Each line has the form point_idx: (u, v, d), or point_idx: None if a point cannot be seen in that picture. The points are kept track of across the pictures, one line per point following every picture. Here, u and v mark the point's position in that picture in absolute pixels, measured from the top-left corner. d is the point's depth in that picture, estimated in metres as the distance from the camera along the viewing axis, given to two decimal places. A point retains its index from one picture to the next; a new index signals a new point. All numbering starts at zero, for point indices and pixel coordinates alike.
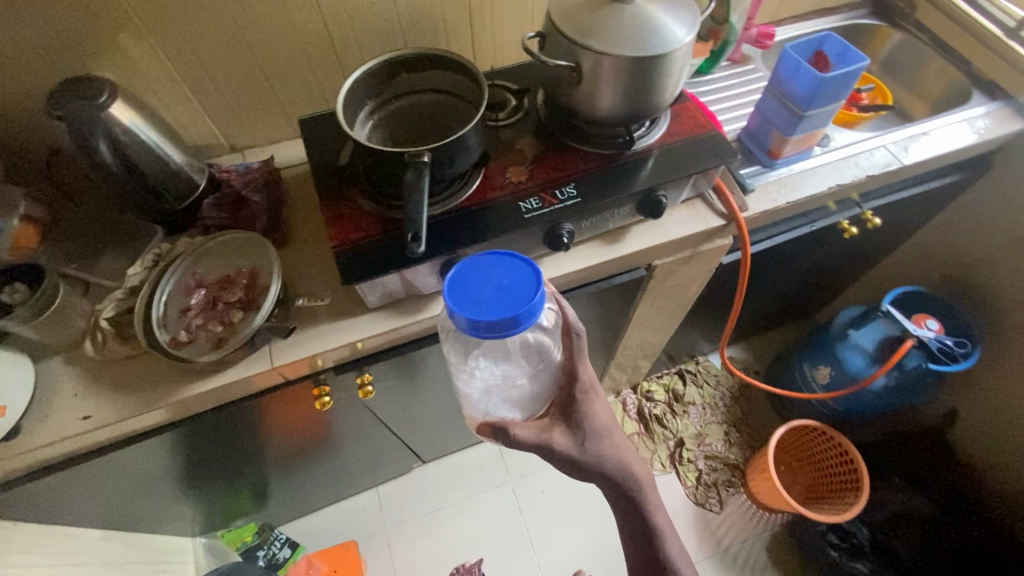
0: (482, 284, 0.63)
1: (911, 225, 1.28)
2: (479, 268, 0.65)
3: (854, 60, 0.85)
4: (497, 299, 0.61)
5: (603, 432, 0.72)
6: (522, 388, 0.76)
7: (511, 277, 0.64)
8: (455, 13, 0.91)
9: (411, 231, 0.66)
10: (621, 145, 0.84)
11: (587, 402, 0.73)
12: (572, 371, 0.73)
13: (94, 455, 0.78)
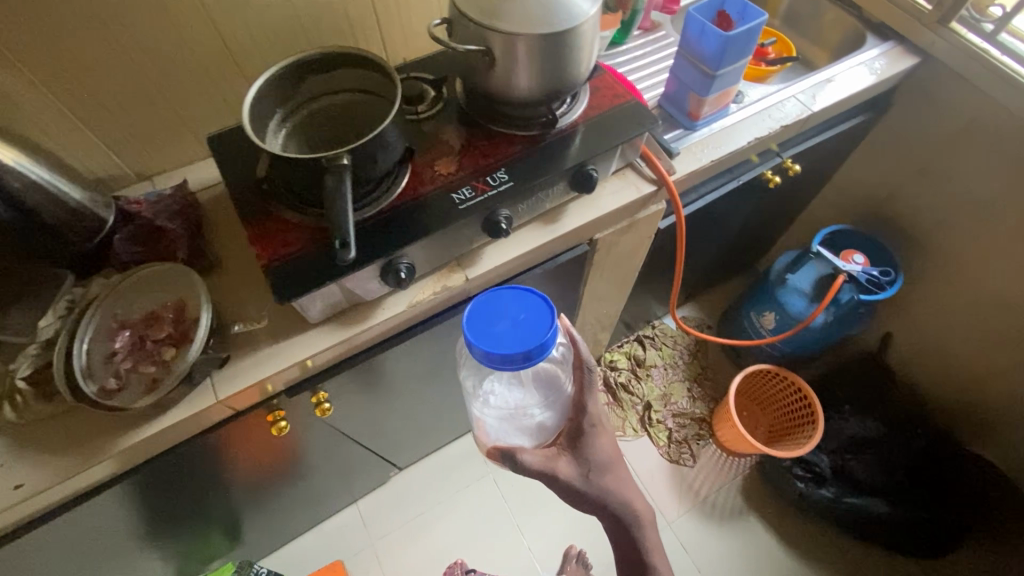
0: (501, 319, 0.76)
1: (829, 168, 1.36)
2: (497, 302, 0.77)
3: (754, 16, 0.88)
4: (511, 334, 0.74)
5: (604, 464, 0.84)
6: (536, 413, 0.90)
7: (527, 312, 0.76)
8: (359, 7, 0.87)
9: (338, 238, 0.63)
10: (545, 125, 0.84)
11: (592, 435, 0.85)
12: (581, 404, 0.85)
13: (36, 525, 0.72)
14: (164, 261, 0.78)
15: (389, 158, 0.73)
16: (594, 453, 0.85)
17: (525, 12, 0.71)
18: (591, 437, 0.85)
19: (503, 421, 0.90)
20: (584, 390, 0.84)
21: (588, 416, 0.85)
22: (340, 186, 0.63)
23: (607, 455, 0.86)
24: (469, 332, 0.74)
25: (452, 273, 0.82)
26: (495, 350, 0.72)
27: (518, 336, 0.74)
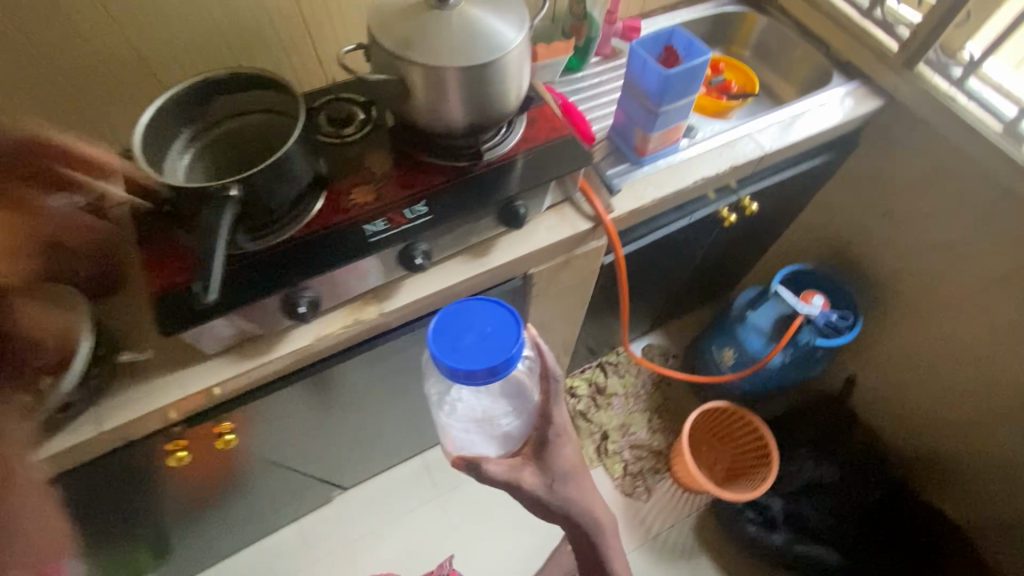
0: (468, 331, 0.74)
1: (794, 205, 1.32)
2: (464, 314, 0.76)
3: (699, 53, 0.85)
4: (477, 348, 0.72)
5: (568, 473, 0.85)
6: (501, 424, 0.85)
7: (493, 326, 0.75)
8: (290, 24, 0.84)
9: (201, 281, 0.59)
10: (473, 156, 0.81)
11: (559, 446, 0.84)
12: (547, 413, 0.84)
13: None
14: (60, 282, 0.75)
15: (295, 186, 0.70)
16: (562, 462, 0.85)
17: (442, 44, 0.68)
18: (557, 449, 0.85)
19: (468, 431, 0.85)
20: (551, 402, 0.82)
21: (556, 429, 0.84)
22: (219, 214, 0.59)
23: (572, 463, 0.86)
24: (434, 346, 0.72)
25: (366, 306, 0.78)
26: (459, 365, 0.71)
27: (483, 350, 0.72)
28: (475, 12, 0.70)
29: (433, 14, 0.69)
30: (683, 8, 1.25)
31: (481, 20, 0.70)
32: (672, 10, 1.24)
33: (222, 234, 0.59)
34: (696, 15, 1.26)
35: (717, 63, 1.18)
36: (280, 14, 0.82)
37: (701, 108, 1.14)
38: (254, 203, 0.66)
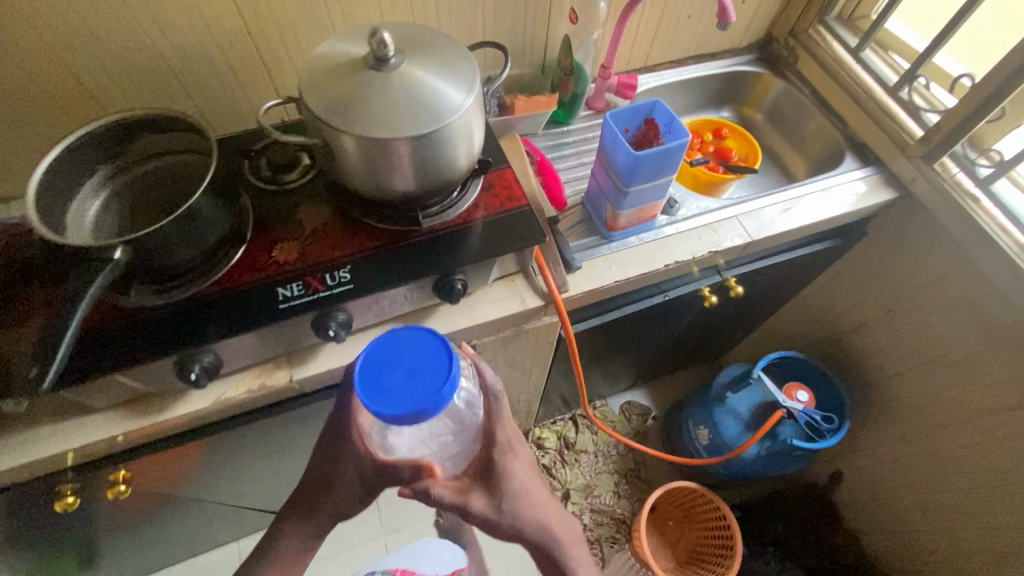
0: (402, 368, 0.58)
1: (792, 285, 1.22)
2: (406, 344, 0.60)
3: (678, 133, 0.77)
4: (405, 389, 0.56)
5: (525, 493, 0.65)
6: (446, 446, 0.66)
7: (426, 361, 0.58)
8: (244, 58, 0.79)
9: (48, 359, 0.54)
10: (412, 220, 0.75)
11: (505, 458, 0.65)
12: (491, 429, 0.66)
13: None
14: None
15: (202, 242, 0.65)
16: (510, 476, 0.64)
17: (373, 105, 0.61)
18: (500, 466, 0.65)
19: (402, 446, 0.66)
20: (483, 408, 0.67)
21: (493, 439, 0.66)
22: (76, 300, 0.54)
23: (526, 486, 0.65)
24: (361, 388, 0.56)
25: (277, 370, 0.73)
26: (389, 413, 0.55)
27: (411, 391, 0.56)
28: (416, 76, 0.63)
29: (367, 74, 0.62)
30: (692, 64, 1.16)
31: (422, 85, 0.63)
32: (679, 65, 1.15)
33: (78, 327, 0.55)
34: (705, 71, 1.17)
35: (719, 129, 1.10)
36: (232, 48, 0.77)
37: (692, 182, 1.03)
38: (147, 262, 0.61)
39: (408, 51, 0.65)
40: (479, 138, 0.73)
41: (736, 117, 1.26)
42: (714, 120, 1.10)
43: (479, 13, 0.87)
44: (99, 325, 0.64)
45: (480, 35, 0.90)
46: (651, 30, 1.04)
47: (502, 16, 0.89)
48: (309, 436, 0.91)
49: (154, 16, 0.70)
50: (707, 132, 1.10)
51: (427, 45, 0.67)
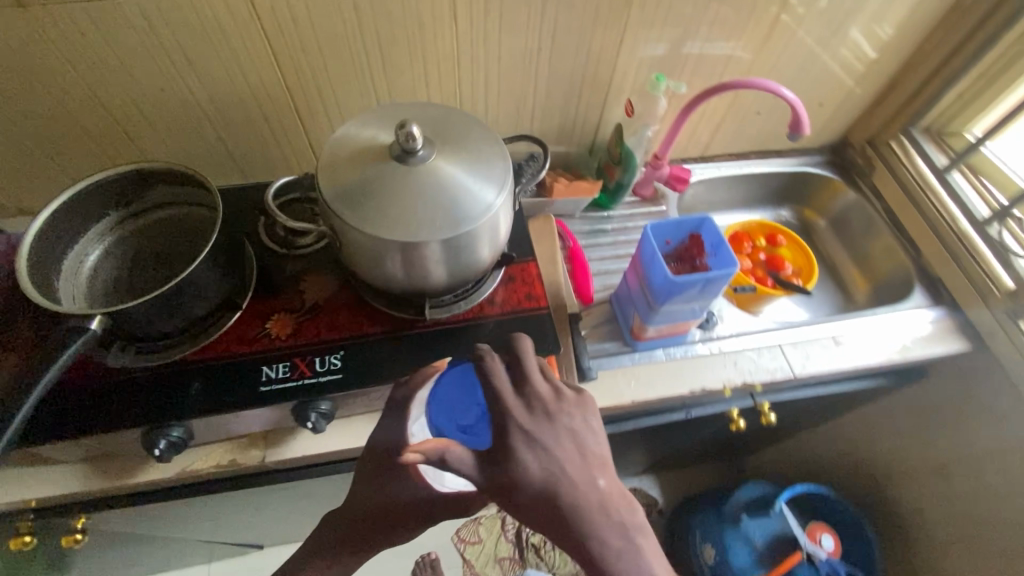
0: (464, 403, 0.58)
1: (834, 412, 1.09)
2: (457, 384, 0.59)
3: (725, 260, 0.69)
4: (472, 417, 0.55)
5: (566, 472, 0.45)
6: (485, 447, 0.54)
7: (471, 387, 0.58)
8: (281, 110, 0.76)
9: None
10: (419, 308, 0.69)
11: (598, 527, 0.43)
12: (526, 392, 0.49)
13: None
14: None
15: (191, 311, 0.61)
16: (607, 556, 0.42)
17: (389, 201, 0.56)
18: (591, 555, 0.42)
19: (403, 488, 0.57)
20: (527, 450, 0.45)
21: (562, 503, 0.44)
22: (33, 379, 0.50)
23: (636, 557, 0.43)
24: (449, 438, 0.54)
25: (251, 447, 0.68)
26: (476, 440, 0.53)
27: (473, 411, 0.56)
28: (438, 174, 0.58)
29: (386, 164, 0.57)
30: (755, 159, 1.08)
31: (442, 184, 0.58)
32: (740, 158, 1.07)
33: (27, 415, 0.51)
34: (767, 169, 1.08)
35: (774, 235, 1.02)
36: (270, 100, 0.75)
37: (742, 297, 0.94)
38: (127, 331, 0.58)
39: (439, 143, 0.60)
40: (505, 234, 0.67)
41: (796, 218, 1.16)
42: (769, 225, 1.02)
43: (531, 90, 0.82)
44: (70, 386, 0.61)
45: (529, 111, 0.85)
46: (714, 122, 0.97)
47: (555, 96, 0.84)
48: (279, 502, 0.85)
49: (195, 65, 0.68)
50: (760, 236, 1.02)
51: (462, 136, 0.61)
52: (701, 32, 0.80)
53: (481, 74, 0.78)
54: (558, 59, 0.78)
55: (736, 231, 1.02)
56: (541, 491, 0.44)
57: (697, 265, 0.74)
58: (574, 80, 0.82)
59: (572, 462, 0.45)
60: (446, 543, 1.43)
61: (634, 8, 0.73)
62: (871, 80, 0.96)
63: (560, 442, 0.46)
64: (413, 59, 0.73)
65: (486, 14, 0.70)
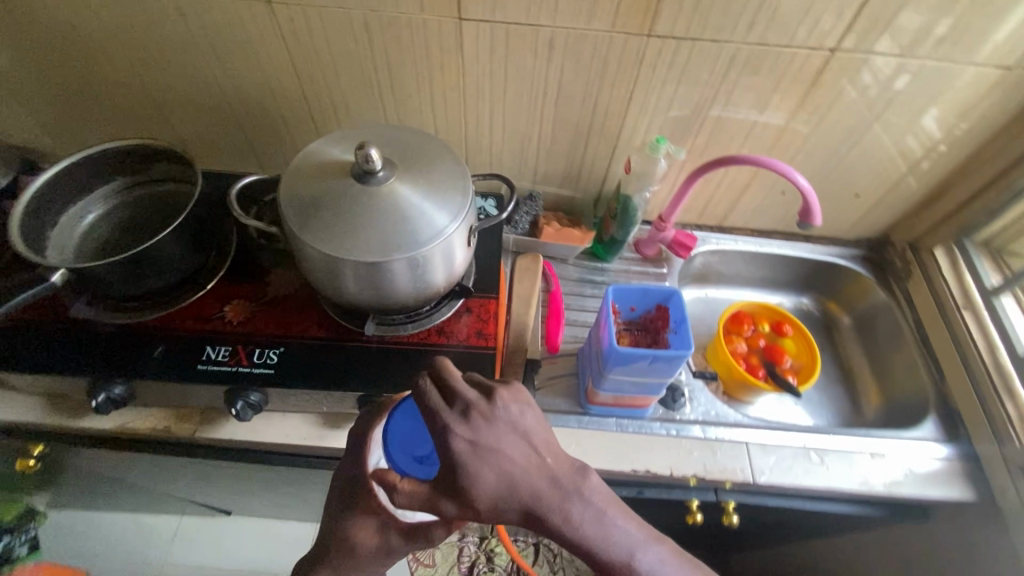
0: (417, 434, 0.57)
1: (820, 530, 0.98)
2: (410, 416, 0.57)
3: (683, 341, 0.65)
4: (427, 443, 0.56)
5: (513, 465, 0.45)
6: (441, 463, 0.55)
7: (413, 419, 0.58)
8: (297, 112, 0.81)
9: None
10: (367, 322, 0.70)
11: (560, 504, 0.44)
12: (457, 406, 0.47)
13: None
14: None
15: (149, 282, 0.65)
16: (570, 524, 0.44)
17: (336, 215, 0.58)
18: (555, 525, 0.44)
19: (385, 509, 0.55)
20: (477, 462, 0.44)
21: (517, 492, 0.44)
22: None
23: (597, 519, 0.44)
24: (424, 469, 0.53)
25: (186, 419, 0.71)
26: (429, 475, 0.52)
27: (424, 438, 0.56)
28: (391, 198, 0.59)
29: (346, 180, 0.59)
30: (779, 239, 1.01)
31: (392, 208, 0.59)
32: (762, 236, 1.01)
33: None
34: (791, 252, 1.01)
35: (781, 323, 0.94)
36: (287, 102, 0.80)
37: (729, 381, 0.88)
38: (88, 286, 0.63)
39: (402, 169, 0.61)
40: (459, 269, 0.67)
41: (819, 309, 1.07)
42: (778, 312, 0.95)
43: (536, 132, 0.82)
44: (32, 326, 0.67)
45: (533, 151, 0.85)
46: (732, 194, 0.93)
47: (560, 140, 0.83)
48: (219, 476, 0.88)
49: (223, 61, 0.74)
50: (766, 322, 0.96)
51: (429, 166, 0.62)
52: (719, 101, 0.77)
53: (487, 109, 0.79)
54: (565, 106, 0.78)
55: (741, 310, 0.95)
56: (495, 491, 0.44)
57: (660, 338, 0.69)
58: (580, 128, 0.81)
59: (519, 450, 0.45)
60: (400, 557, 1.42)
61: (645, 68, 0.72)
62: (920, 180, 0.88)
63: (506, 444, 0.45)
64: (420, 85, 0.76)
65: (493, 53, 0.71)
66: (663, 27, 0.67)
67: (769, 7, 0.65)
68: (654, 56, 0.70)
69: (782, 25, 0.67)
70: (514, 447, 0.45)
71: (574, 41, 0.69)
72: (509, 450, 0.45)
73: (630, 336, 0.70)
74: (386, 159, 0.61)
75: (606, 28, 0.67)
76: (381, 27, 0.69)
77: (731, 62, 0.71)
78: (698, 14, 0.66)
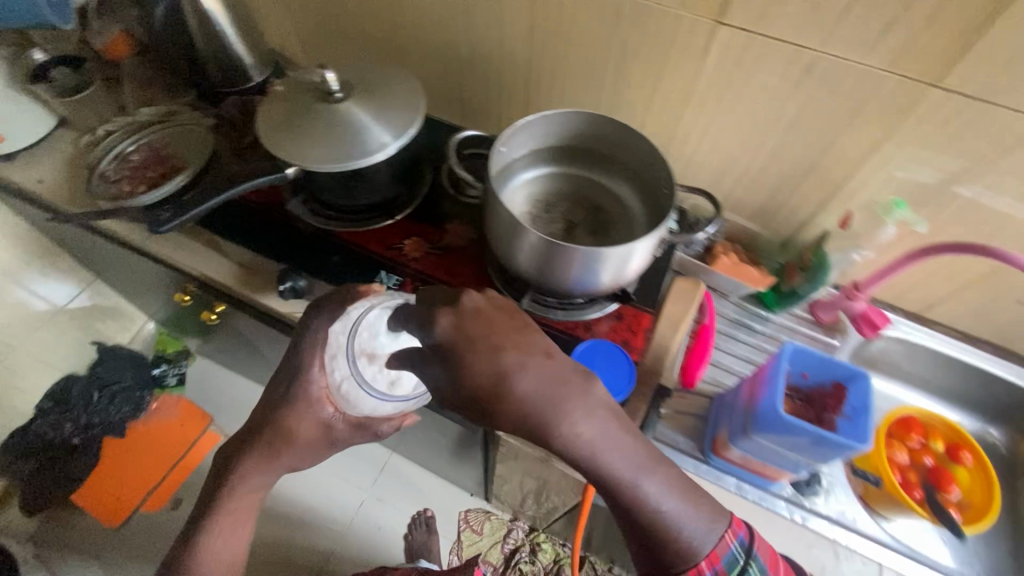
0: (622, 376, 0.67)
1: None
2: (601, 347, 0.68)
3: (857, 433, 0.57)
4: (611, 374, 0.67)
5: (573, 420, 0.44)
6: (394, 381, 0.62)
7: (607, 364, 0.67)
8: (514, 79, 0.83)
9: (175, 213, 0.69)
10: (523, 295, 0.70)
11: (572, 421, 0.44)
12: (541, 394, 0.45)
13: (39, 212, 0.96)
14: (225, 133, 0.89)
15: (354, 197, 0.72)
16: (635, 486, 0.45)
17: None
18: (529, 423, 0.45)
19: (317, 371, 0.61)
20: (522, 390, 0.45)
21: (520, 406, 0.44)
22: (228, 185, 0.68)
23: (619, 458, 0.45)
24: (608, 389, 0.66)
25: None
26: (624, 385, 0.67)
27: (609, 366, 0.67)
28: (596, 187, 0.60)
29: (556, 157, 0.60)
30: (986, 351, 0.86)
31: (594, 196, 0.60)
32: (966, 341, 0.86)
33: (214, 201, 0.69)
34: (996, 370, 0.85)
35: (960, 447, 0.80)
36: (511, 66, 0.82)
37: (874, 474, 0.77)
38: (310, 187, 0.72)
39: (359, 94, 0.67)
40: (629, 277, 0.65)
41: (1005, 447, 0.90)
42: (960, 433, 0.81)
43: (748, 157, 0.76)
44: (254, 207, 0.77)
45: (734, 176, 0.80)
46: (950, 285, 0.80)
47: (768, 174, 0.77)
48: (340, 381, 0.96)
49: (470, 14, 0.78)
50: (940, 440, 0.81)
51: (386, 91, 0.69)
52: (978, 182, 0.66)
53: (704, 119, 0.74)
54: (792, 138, 0.71)
55: (914, 416, 0.83)
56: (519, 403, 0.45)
57: (825, 418, 0.62)
58: (801, 166, 0.74)
59: (583, 419, 0.44)
60: (449, 513, 1.43)
61: (909, 120, 0.63)
62: None
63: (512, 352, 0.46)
64: (646, 80, 0.74)
65: (737, 67, 0.67)
66: (954, 80, 0.58)
67: None
68: (928, 109, 0.61)
69: None
70: (521, 364, 0.45)
71: (838, 71, 0.62)
72: (526, 389, 0.45)
73: (791, 405, 0.65)
74: (348, 86, 0.68)
75: (881, 66, 0.60)
76: (633, 14, 0.67)
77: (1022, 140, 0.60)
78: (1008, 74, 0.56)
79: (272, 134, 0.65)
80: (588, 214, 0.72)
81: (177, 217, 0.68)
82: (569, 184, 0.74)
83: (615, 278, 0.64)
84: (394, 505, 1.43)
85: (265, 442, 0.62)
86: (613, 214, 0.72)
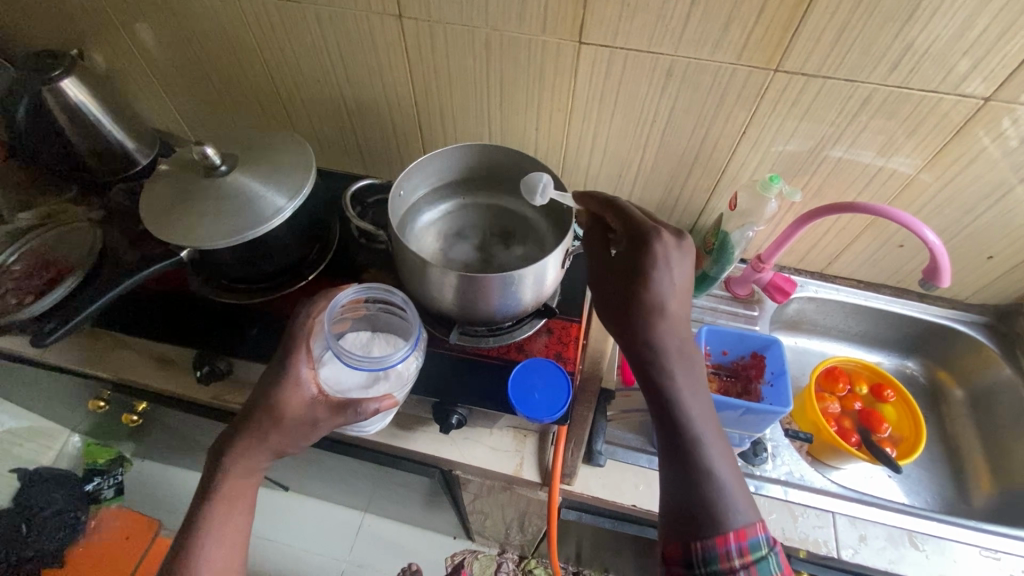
0: (558, 395, 0.66)
1: None
2: (534, 368, 0.68)
3: (780, 399, 0.62)
4: (546, 391, 0.66)
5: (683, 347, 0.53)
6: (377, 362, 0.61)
7: (545, 382, 0.67)
8: (407, 121, 0.85)
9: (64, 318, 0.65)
10: (451, 330, 0.71)
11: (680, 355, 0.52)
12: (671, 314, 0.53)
13: None
14: (116, 223, 0.85)
15: (259, 266, 0.71)
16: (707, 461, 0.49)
17: None
18: (652, 373, 0.52)
19: (304, 355, 0.58)
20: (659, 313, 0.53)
21: (654, 364, 0.52)
22: (119, 281, 0.65)
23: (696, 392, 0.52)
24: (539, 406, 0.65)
25: None
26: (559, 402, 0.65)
27: (545, 387, 0.66)
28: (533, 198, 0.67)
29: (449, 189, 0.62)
30: (888, 294, 0.93)
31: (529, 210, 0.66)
32: (868, 288, 0.93)
33: (109, 299, 0.66)
34: (898, 308, 0.92)
35: (882, 387, 0.86)
36: (400, 110, 0.83)
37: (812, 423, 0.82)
38: (212, 265, 0.70)
39: (244, 163, 0.67)
40: (548, 291, 0.67)
41: (925, 377, 0.97)
42: (880, 373, 0.87)
43: (638, 158, 0.80)
44: (156, 295, 0.74)
45: (631, 178, 0.84)
46: (841, 241, 0.87)
47: (660, 170, 0.81)
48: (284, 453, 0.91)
49: (348, 67, 0.78)
50: (864, 383, 0.88)
51: (271, 155, 0.68)
52: (842, 143, 0.72)
53: (591, 130, 0.78)
54: (673, 134, 0.75)
55: (837, 366, 0.89)
56: (654, 353, 0.52)
57: (752, 388, 0.67)
58: (687, 158, 0.79)
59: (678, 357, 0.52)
60: (436, 562, 1.37)
61: (767, 102, 0.69)
62: None
63: (676, 297, 0.53)
64: (529, 103, 0.76)
65: (607, 79, 0.70)
66: (793, 63, 0.64)
67: (919, 48, 0.60)
68: (780, 91, 0.67)
69: (930, 69, 0.62)
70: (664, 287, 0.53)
71: (695, 70, 0.67)
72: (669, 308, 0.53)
73: (720, 382, 0.70)
74: (231, 156, 0.67)
75: (730, 61, 0.65)
76: (502, 44, 0.70)
77: (863, 105, 0.67)
78: (835, 51, 0.62)
79: (159, 222, 0.63)
80: (500, 239, 0.73)
81: (66, 323, 0.65)
82: (476, 214, 0.76)
83: (536, 295, 0.65)
84: (377, 567, 1.36)
85: (255, 426, 0.57)
86: (522, 234, 0.73)
